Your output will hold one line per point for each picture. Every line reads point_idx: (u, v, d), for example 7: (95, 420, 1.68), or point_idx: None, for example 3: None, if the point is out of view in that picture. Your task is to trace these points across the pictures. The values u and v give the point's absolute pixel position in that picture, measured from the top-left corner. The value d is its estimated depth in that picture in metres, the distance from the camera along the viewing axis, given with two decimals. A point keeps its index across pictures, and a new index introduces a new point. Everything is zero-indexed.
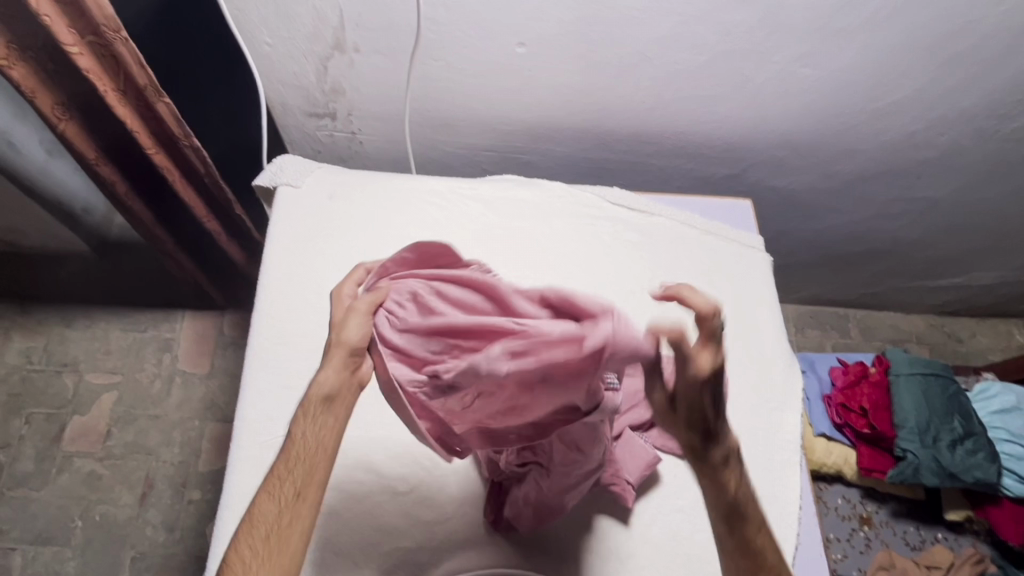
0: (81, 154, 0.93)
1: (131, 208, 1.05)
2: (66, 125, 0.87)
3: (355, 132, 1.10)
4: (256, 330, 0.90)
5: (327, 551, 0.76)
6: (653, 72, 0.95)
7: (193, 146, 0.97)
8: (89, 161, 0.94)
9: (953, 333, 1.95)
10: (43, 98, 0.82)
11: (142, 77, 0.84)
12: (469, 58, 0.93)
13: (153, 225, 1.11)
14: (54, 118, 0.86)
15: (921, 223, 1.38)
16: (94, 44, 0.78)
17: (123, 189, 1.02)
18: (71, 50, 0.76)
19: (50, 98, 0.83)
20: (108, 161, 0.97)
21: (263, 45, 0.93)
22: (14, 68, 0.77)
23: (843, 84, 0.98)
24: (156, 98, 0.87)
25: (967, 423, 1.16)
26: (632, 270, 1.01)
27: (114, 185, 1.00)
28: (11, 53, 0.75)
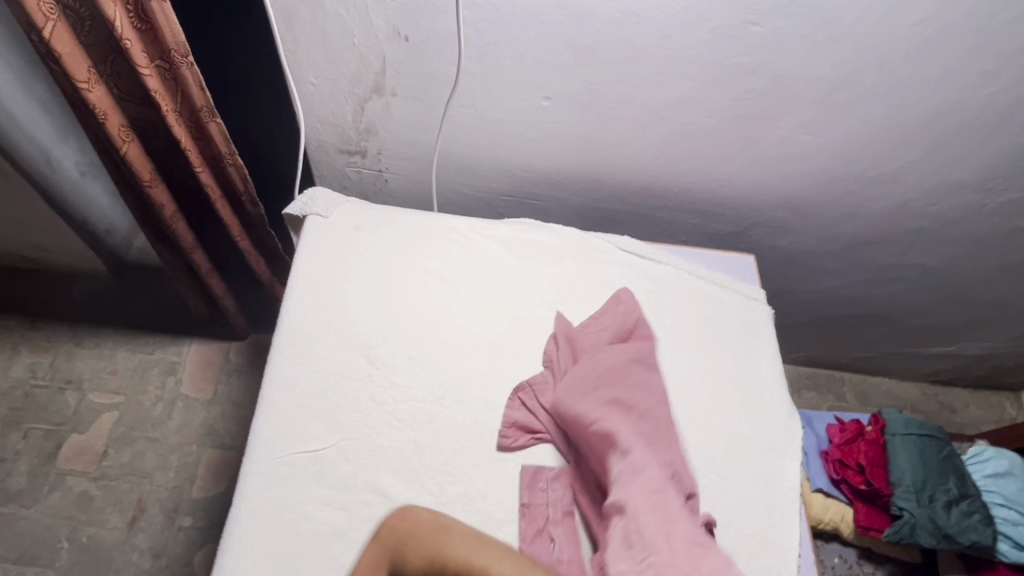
0: (138, 177, 0.98)
1: (176, 230, 1.10)
2: (130, 147, 0.94)
3: (383, 170, 1.17)
4: (277, 348, 0.93)
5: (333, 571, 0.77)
6: (667, 131, 1.03)
7: (237, 162, 1.03)
8: (145, 183, 0.99)
9: (947, 403, 1.98)
10: (112, 119, 0.89)
11: (200, 98, 0.90)
12: (496, 108, 1.00)
13: (194, 248, 1.15)
14: (121, 140, 0.92)
15: (914, 290, 1.44)
16: (161, 67, 0.87)
17: (171, 211, 1.07)
18: (144, 71, 0.84)
19: (118, 119, 0.90)
20: (161, 184, 1.02)
21: (308, 85, 1.00)
22: (92, 91, 0.84)
23: (841, 153, 1.06)
24: (208, 119, 0.94)
25: (962, 485, 1.18)
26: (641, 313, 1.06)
27: (164, 209, 1.05)
28: (91, 76, 0.83)
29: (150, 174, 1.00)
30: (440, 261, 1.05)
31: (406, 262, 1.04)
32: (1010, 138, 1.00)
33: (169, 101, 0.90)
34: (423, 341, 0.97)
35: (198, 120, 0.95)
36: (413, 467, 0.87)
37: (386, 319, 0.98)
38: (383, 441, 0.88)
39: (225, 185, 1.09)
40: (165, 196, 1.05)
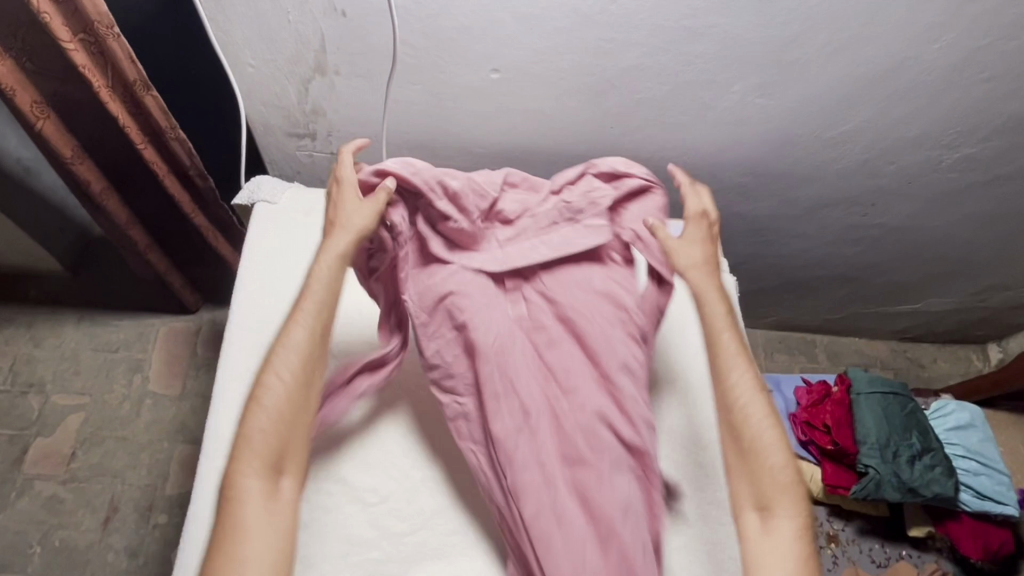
0: (59, 154, 0.94)
1: (106, 206, 1.06)
2: (45, 123, 0.90)
3: (334, 152, 1.14)
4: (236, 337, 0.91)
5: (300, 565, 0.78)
6: (621, 100, 1.01)
7: (178, 136, 0.99)
8: (66, 160, 0.96)
9: (915, 359, 2.04)
10: (21, 95, 0.85)
11: (132, 70, 0.87)
12: (445, 83, 0.98)
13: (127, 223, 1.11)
14: (33, 116, 0.88)
15: (877, 247, 1.46)
16: (87, 41, 0.82)
17: (100, 188, 1.04)
18: (68, 46, 0.80)
19: (29, 95, 0.87)
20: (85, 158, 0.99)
21: (246, 67, 0.95)
22: None
23: (796, 116, 1.05)
24: (143, 92, 0.90)
25: (924, 439, 1.18)
26: None
27: (90, 185, 1.02)
28: None
29: (73, 152, 0.96)
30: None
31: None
32: (961, 92, 1.00)
33: (99, 76, 0.86)
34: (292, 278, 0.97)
35: (133, 95, 0.91)
36: (374, 454, 0.86)
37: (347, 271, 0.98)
38: (338, 426, 0.87)
39: (170, 160, 1.05)
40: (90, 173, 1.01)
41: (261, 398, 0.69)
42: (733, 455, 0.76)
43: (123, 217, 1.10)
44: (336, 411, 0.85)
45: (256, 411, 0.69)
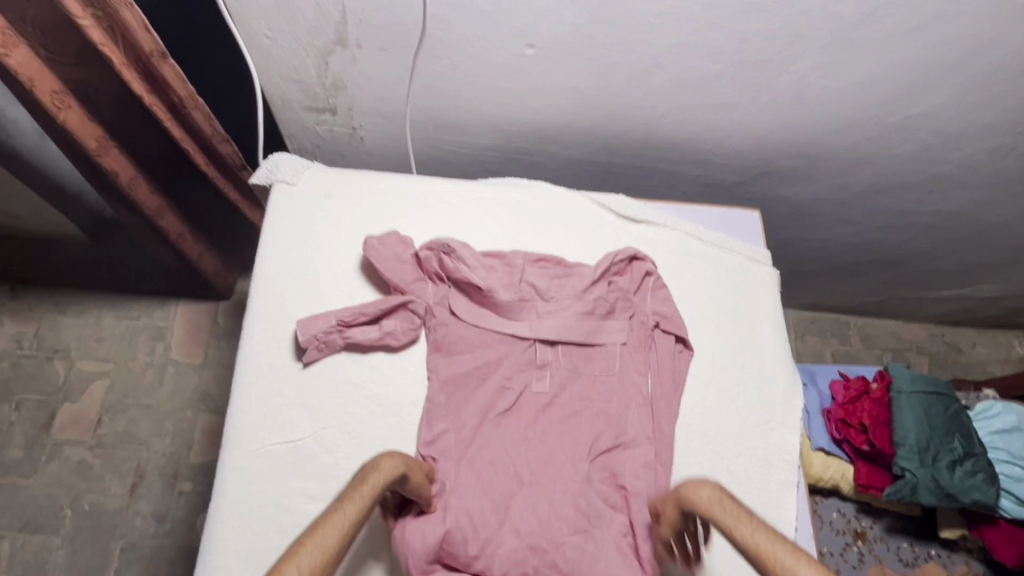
0: (83, 145, 0.90)
1: (136, 197, 1.02)
2: (67, 114, 0.85)
3: (356, 127, 1.08)
4: (258, 330, 0.87)
5: None
6: (667, 78, 0.92)
7: (201, 108, 0.91)
8: (92, 152, 0.91)
9: (953, 344, 1.96)
10: (41, 85, 0.80)
11: (149, 42, 0.79)
12: (474, 58, 0.90)
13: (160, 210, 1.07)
14: (55, 107, 0.83)
15: (929, 233, 1.37)
16: (98, 15, 0.75)
17: (128, 176, 0.99)
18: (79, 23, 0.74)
19: (49, 84, 0.82)
20: (110, 148, 0.94)
21: (262, 39, 0.89)
22: (11, 55, 0.76)
23: (858, 98, 0.95)
24: (162, 63, 0.82)
25: (967, 443, 1.13)
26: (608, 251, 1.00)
27: (119, 176, 0.97)
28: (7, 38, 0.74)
29: (96, 141, 0.91)
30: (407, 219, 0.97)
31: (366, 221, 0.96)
32: None
33: (116, 52, 0.80)
34: (311, 243, 0.93)
35: (150, 67, 0.83)
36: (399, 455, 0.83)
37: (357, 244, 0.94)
38: (363, 428, 0.84)
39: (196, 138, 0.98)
40: (119, 163, 0.97)
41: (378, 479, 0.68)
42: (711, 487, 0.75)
43: (154, 206, 1.06)
44: (325, 344, 0.85)
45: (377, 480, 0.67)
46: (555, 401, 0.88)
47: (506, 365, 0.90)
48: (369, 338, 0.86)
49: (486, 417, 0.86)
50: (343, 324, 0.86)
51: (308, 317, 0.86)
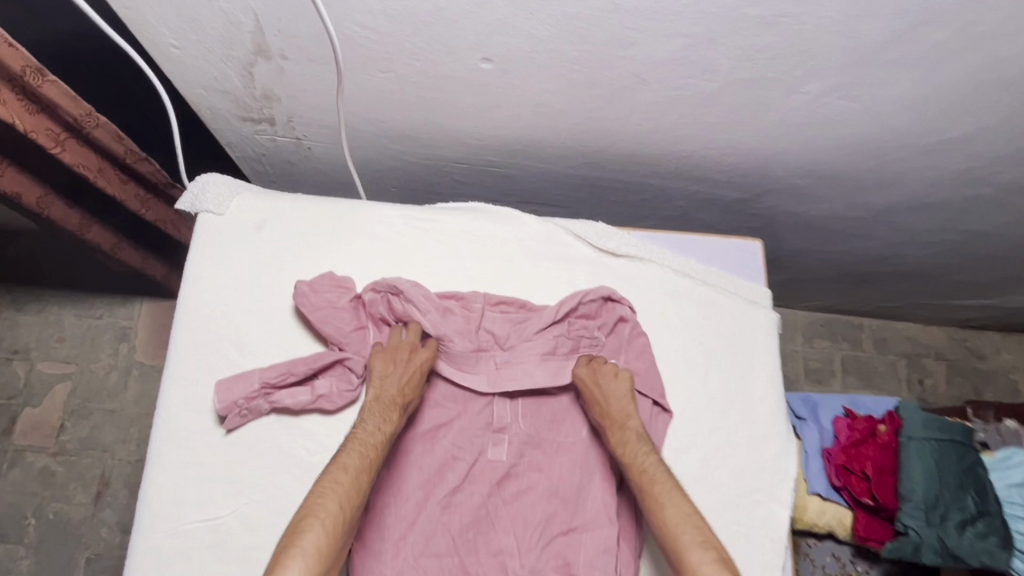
0: None
1: (50, 216, 0.94)
2: None
3: (300, 137, 0.94)
4: (177, 388, 0.77)
5: None
6: (653, 96, 0.77)
7: (98, 124, 0.82)
8: None
9: (976, 349, 1.82)
10: None
11: (15, 58, 0.69)
12: (422, 71, 0.75)
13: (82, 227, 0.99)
14: None
15: (958, 249, 1.22)
16: None
17: (36, 198, 0.91)
18: None
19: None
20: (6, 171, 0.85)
21: (170, 48, 0.75)
22: None
23: (884, 121, 0.79)
24: (37, 80, 0.73)
25: (981, 501, 1.02)
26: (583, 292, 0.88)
27: (24, 198, 0.89)
28: None
29: None
30: (352, 254, 0.85)
31: (304, 257, 0.84)
32: None
33: None
34: (236, 286, 0.82)
35: (25, 87, 0.73)
36: None
37: (291, 284, 0.83)
38: (293, 504, 0.75)
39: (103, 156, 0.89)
40: (21, 185, 0.88)
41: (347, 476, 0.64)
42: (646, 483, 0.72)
43: (75, 224, 0.98)
44: (248, 411, 0.75)
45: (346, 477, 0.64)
46: (511, 472, 0.79)
47: (455, 431, 0.80)
48: (298, 403, 0.76)
49: (431, 489, 0.77)
50: (269, 386, 0.76)
51: (230, 377, 0.76)
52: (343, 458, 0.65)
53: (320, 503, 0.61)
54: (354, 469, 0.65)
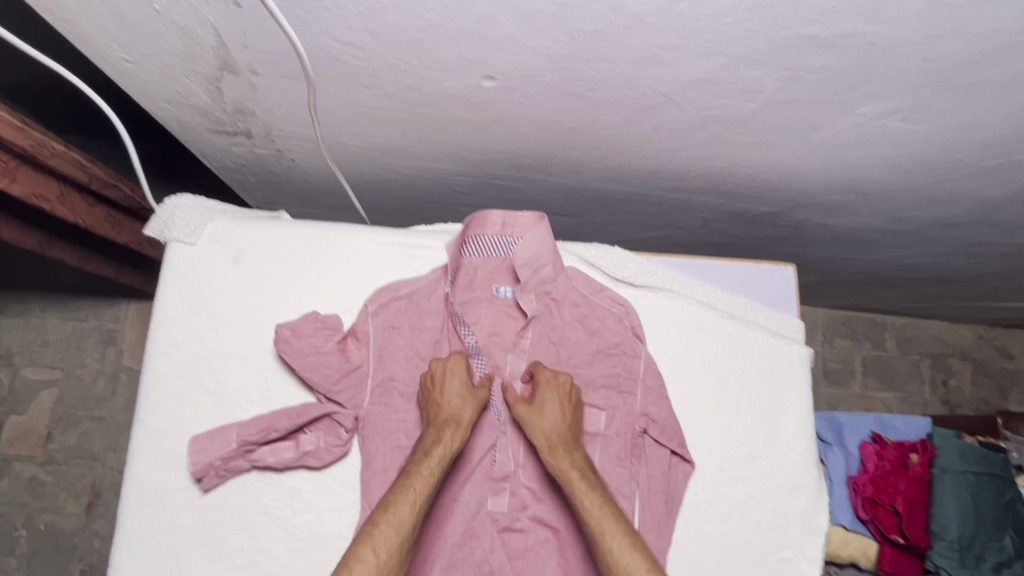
0: None
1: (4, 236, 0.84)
2: None
3: (282, 150, 0.84)
4: (147, 442, 0.70)
5: None
6: (681, 115, 0.67)
7: (45, 145, 0.75)
8: None
9: (1003, 348, 1.73)
10: None
11: None
12: (415, 89, 0.65)
13: (42, 246, 0.90)
14: None
15: (1003, 260, 1.12)
16: None
17: None
18: None
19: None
20: None
21: (123, 62, 0.65)
22: None
23: (947, 142, 0.69)
24: None
25: (1020, 541, 0.96)
26: None
27: None
28: None
29: None
30: (342, 289, 0.77)
31: (288, 289, 0.76)
32: None
33: None
34: (214, 325, 0.74)
35: None
36: None
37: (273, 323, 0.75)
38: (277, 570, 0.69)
39: (57, 180, 0.81)
40: None
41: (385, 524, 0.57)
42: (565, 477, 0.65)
43: (31, 243, 0.89)
44: (227, 471, 0.69)
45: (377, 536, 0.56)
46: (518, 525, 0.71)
47: (455, 485, 0.71)
48: (282, 461, 0.69)
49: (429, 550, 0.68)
50: (249, 444, 0.69)
51: (205, 433, 0.69)
52: (415, 477, 0.60)
53: (381, 531, 0.56)
54: (421, 497, 0.59)
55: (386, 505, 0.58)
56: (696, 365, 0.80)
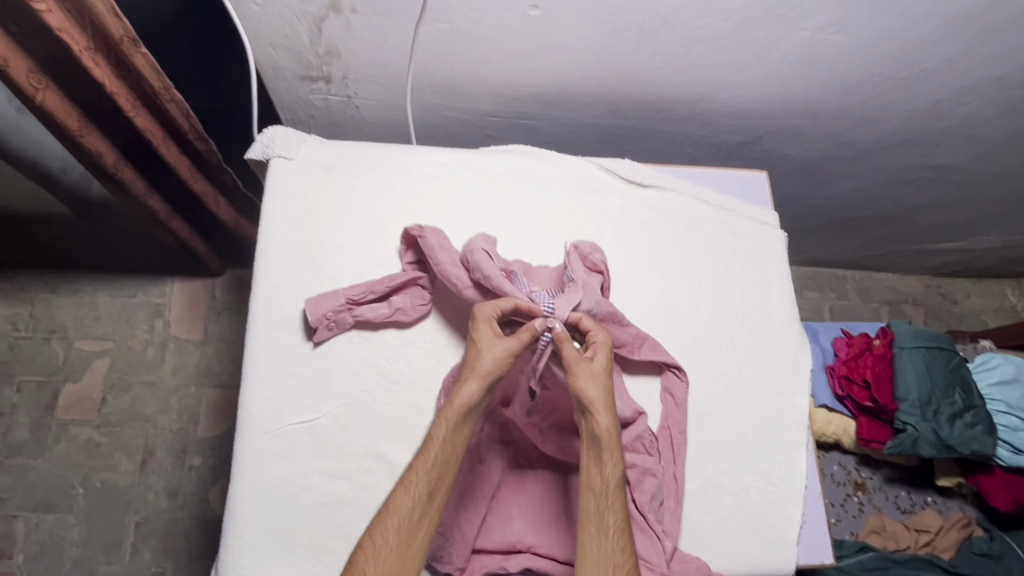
0: (63, 127, 0.87)
1: (121, 178, 1.01)
2: (44, 94, 0.82)
3: (351, 95, 1.03)
4: (265, 311, 0.87)
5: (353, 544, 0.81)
6: (675, 38, 0.89)
7: (174, 98, 0.92)
8: (72, 132, 0.89)
9: (948, 295, 1.99)
10: (16, 68, 0.77)
11: (117, 27, 0.79)
12: (476, 21, 0.86)
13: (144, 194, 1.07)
14: (31, 88, 0.80)
15: (932, 187, 1.37)
16: None
17: (111, 159, 0.98)
18: (39, 7, 0.70)
19: (21, 65, 0.78)
20: (89, 130, 0.92)
21: (251, 6, 0.85)
22: None
23: (870, 55, 0.93)
24: (132, 51, 0.83)
25: (967, 396, 1.16)
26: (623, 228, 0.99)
27: (102, 156, 0.96)
28: None
29: (76, 121, 0.89)
30: (410, 190, 0.95)
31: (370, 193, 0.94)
32: None
33: (79, 38, 0.78)
34: (313, 221, 0.91)
35: (118, 55, 0.83)
36: (412, 430, 0.85)
37: (359, 219, 0.93)
38: (377, 405, 0.85)
39: (168, 125, 0.99)
40: (101, 145, 0.95)
41: (389, 514, 0.69)
42: (589, 478, 0.74)
43: (139, 188, 1.06)
44: (335, 323, 0.86)
45: (381, 526, 0.68)
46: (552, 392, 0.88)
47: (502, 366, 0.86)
48: (379, 315, 0.87)
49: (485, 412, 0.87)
50: (352, 302, 0.86)
51: (317, 295, 0.86)
52: (420, 465, 0.71)
53: (387, 521, 0.69)
54: (425, 482, 0.70)
55: (392, 498, 0.70)
56: (696, 249, 1.00)
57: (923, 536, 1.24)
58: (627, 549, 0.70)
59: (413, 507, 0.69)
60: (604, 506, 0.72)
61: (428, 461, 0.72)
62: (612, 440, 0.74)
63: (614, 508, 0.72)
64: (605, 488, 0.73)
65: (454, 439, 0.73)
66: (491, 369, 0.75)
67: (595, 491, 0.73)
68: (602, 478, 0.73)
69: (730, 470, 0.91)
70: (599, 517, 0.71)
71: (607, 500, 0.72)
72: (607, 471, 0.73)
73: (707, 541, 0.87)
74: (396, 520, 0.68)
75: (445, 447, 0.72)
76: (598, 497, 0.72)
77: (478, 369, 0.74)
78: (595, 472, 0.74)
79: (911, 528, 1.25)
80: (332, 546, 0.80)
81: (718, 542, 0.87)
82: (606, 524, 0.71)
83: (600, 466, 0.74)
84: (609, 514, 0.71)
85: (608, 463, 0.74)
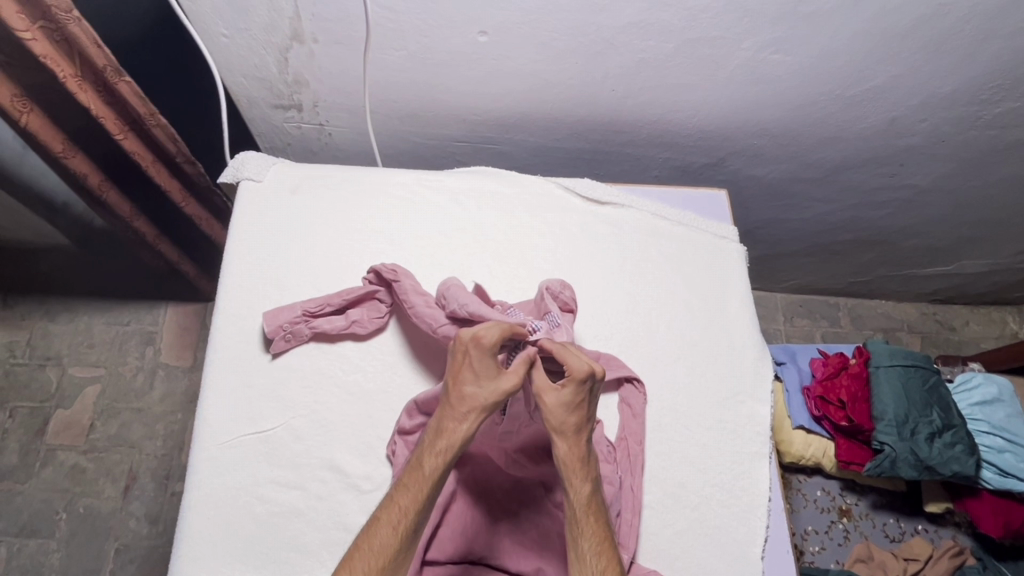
0: (48, 149, 0.92)
1: (107, 200, 1.06)
2: (29, 117, 0.87)
3: (323, 123, 1.09)
4: (226, 325, 0.90)
5: (304, 555, 0.80)
6: (621, 60, 0.93)
7: (159, 123, 0.97)
8: (58, 153, 0.94)
9: (946, 322, 1.95)
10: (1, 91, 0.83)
11: (100, 57, 0.83)
12: (430, 47, 0.91)
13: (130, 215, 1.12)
14: (16, 111, 0.85)
15: (907, 209, 1.37)
16: (46, 28, 0.78)
17: (97, 181, 1.02)
18: (25, 36, 0.76)
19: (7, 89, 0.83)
20: (77, 152, 0.97)
21: (220, 37, 0.92)
22: None
23: (814, 73, 0.96)
24: (116, 79, 0.87)
25: (945, 415, 1.14)
26: (583, 244, 1.01)
27: (87, 178, 1.01)
28: None
29: (62, 144, 0.93)
30: (371, 207, 0.99)
31: (332, 210, 0.98)
32: (1003, 41, 0.91)
33: (66, 66, 0.83)
34: (277, 238, 0.95)
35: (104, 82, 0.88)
36: (366, 441, 0.86)
37: (321, 235, 0.96)
38: (334, 416, 0.86)
39: (155, 149, 1.03)
40: (89, 168, 1.00)
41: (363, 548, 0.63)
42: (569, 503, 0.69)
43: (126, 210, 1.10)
44: (292, 335, 0.88)
45: (355, 560, 0.62)
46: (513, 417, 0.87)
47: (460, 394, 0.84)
48: (335, 327, 0.89)
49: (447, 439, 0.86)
50: (309, 314, 0.89)
51: (275, 309, 0.89)
52: (398, 495, 0.66)
53: (359, 555, 0.63)
54: (403, 513, 0.65)
55: (366, 530, 0.64)
56: (654, 262, 1.01)
57: (912, 565, 1.18)
58: (608, 572, 0.66)
59: (388, 539, 0.63)
60: (583, 532, 0.68)
61: (406, 491, 0.66)
62: (585, 464, 0.70)
63: (597, 533, 0.68)
64: (584, 513, 0.69)
65: (438, 472, 0.67)
66: (471, 391, 0.70)
67: (576, 519, 0.69)
68: (579, 503, 0.69)
69: (691, 483, 0.89)
70: (580, 544, 0.67)
71: (588, 525, 0.68)
72: (586, 496, 0.69)
73: (668, 555, 0.85)
74: (366, 554, 0.62)
75: (424, 474, 0.67)
76: (579, 525, 0.68)
77: (457, 390, 0.69)
78: (572, 498, 0.69)
79: (900, 556, 1.20)
80: (284, 557, 0.80)
81: (679, 557, 0.85)
82: (586, 551, 0.67)
83: (578, 491, 0.69)
84: (589, 542, 0.67)
85: (587, 489, 0.70)
